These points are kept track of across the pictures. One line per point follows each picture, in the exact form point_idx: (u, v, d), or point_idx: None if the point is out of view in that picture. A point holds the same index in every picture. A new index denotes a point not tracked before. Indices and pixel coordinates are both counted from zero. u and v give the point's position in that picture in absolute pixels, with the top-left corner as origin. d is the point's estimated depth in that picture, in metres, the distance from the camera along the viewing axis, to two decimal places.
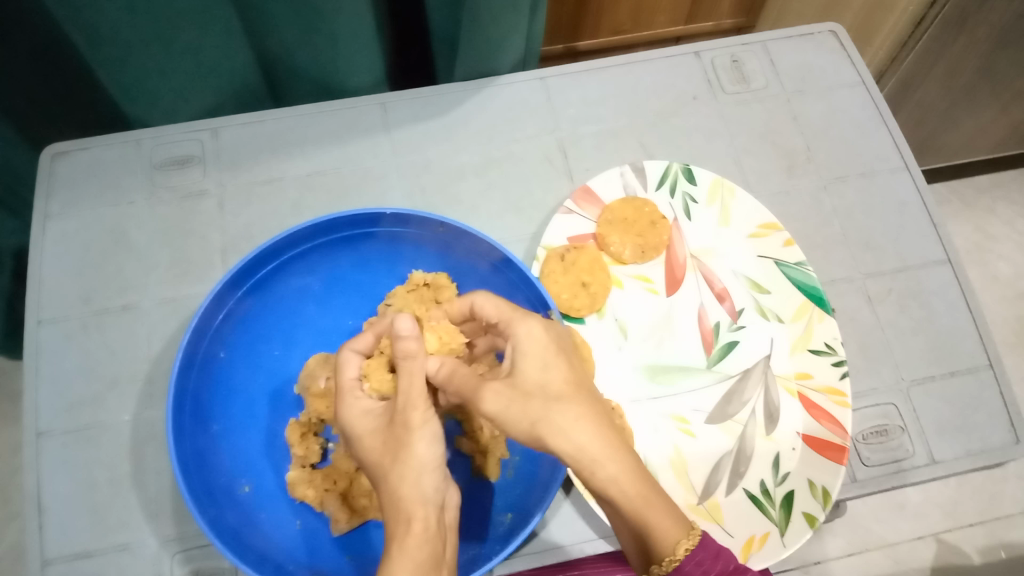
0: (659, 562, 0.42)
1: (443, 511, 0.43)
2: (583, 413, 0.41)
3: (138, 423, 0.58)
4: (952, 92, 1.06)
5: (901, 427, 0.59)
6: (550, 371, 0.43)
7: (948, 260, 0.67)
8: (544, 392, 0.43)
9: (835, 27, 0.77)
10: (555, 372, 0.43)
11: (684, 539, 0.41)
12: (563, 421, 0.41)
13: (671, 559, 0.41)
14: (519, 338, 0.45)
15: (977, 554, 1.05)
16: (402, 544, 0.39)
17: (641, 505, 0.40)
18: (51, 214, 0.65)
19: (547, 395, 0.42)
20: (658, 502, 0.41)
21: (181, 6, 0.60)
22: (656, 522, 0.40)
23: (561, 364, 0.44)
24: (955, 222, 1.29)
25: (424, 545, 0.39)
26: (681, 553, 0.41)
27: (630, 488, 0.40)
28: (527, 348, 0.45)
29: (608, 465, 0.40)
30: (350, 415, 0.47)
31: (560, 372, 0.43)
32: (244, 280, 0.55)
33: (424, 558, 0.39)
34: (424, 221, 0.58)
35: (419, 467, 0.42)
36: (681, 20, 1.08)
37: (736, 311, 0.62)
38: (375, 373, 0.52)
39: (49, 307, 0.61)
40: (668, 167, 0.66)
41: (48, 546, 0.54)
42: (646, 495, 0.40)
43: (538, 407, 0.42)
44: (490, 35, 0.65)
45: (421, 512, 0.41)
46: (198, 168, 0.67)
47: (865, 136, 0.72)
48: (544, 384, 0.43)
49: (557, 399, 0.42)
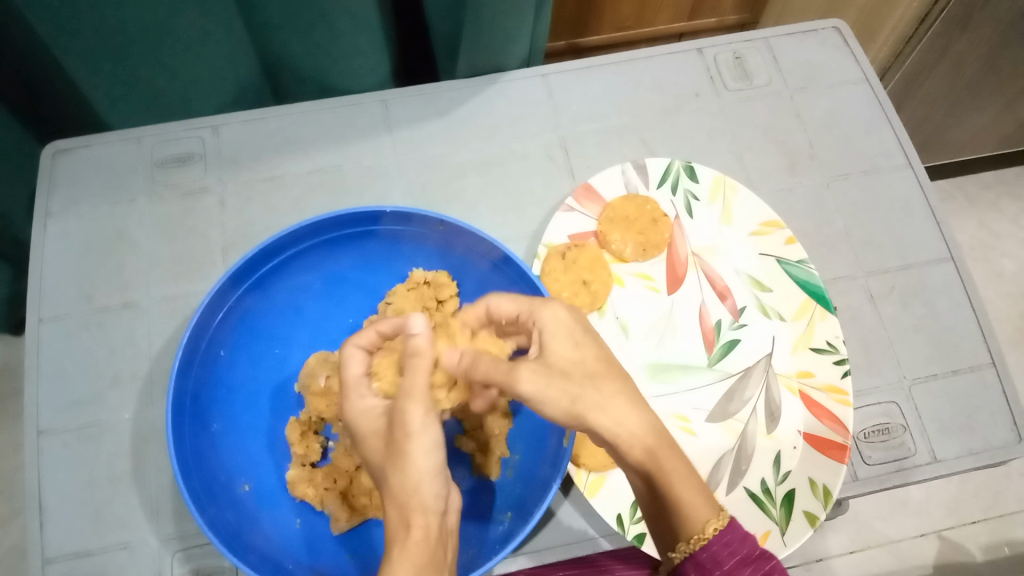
0: (687, 541, 0.42)
1: (444, 516, 0.43)
2: (618, 390, 0.44)
3: (139, 421, 0.58)
4: (956, 89, 1.05)
5: (903, 426, 0.59)
6: (581, 353, 0.45)
7: (951, 258, 0.66)
8: (579, 370, 0.44)
9: (838, 23, 0.76)
10: (585, 355, 0.45)
11: (713, 519, 0.42)
12: (602, 403, 0.43)
13: (699, 538, 0.42)
14: (542, 322, 0.47)
15: (980, 551, 1.05)
16: (403, 548, 0.40)
17: (670, 476, 0.42)
18: (52, 212, 0.65)
19: (589, 375, 0.44)
20: (691, 476, 0.43)
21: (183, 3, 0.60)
22: (686, 502, 0.42)
23: (589, 342, 0.46)
24: (959, 219, 1.28)
25: (425, 551, 0.40)
26: (710, 532, 0.42)
27: (664, 461, 0.42)
28: (556, 332, 0.46)
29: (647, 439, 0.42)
30: (358, 412, 0.47)
31: (594, 353, 0.45)
32: (244, 278, 0.56)
33: (424, 563, 0.39)
34: (425, 219, 0.58)
35: (421, 475, 0.42)
36: (684, 16, 1.08)
37: (738, 310, 0.62)
38: (385, 373, 0.49)
39: (50, 305, 0.61)
40: (670, 164, 0.66)
41: (49, 543, 0.54)
42: (675, 468, 0.42)
43: (578, 384, 0.44)
44: (491, 32, 0.64)
45: (422, 518, 0.41)
46: (199, 166, 0.67)
47: (868, 133, 0.71)
48: (579, 368, 0.44)
49: (593, 380, 0.44)
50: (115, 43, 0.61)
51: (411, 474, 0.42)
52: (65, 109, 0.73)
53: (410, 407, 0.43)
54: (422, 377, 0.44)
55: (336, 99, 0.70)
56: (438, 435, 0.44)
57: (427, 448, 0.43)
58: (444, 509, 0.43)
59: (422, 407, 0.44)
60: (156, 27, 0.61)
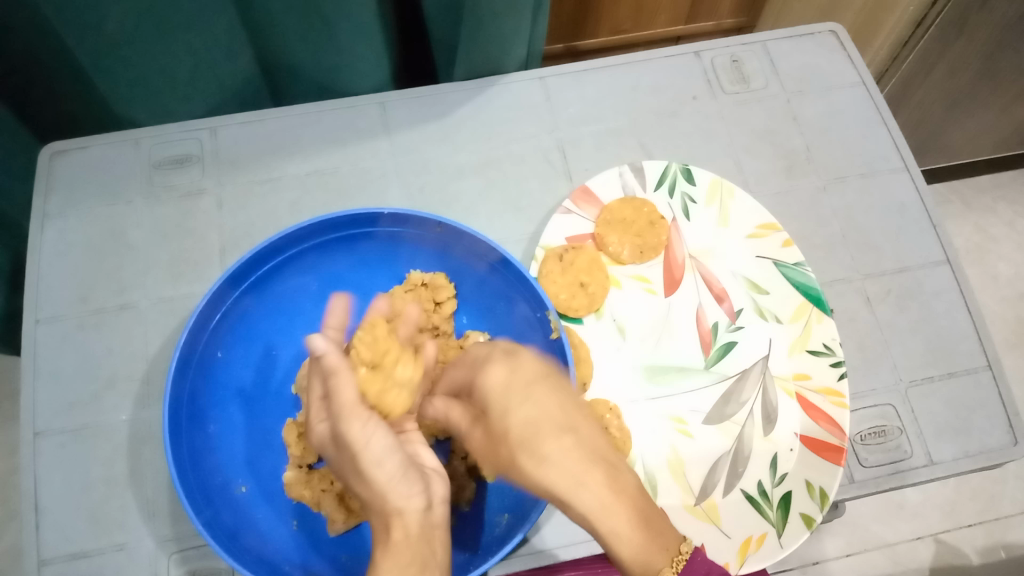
0: None
1: (430, 509, 0.42)
2: (567, 434, 0.44)
3: (136, 423, 0.58)
4: (952, 92, 1.06)
5: (899, 428, 0.59)
6: (526, 402, 0.45)
7: (947, 261, 0.67)
8: (520, 433, 0.44)
9: (835, 27, 0.76)
10: (531, 406, 0.44)
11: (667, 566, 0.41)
12: (550, 446, 0.43)
13: None
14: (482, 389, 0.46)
15: (976, 554, 1.05)
16: (387, 544, 0.40)
17: (610, 529, 0.42)
18: (49, 214, 0.65)
19: (534, 420, 0.44)
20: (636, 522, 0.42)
21: (184, 5, 0.60)
22: (626, 551, 0.41)
23: (533, 400, 0.45)
24: (956, 222, 1.29)
25: (408, 547, 0.40)
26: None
27: (604, 520, 0.42)
28: (500, 383, 0.45)
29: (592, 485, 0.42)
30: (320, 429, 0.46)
31: (541, 404, 0.45)
32: (242, 279, 0.56)
33: (409, 561, 0.39)
34: (423, 220, 0.58)
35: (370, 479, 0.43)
36: (681, 19, 1.08)
37: (735, 312, 0.62)
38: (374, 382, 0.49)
39: (47, 306, 0.61)
40: (667, 167, 0.66)
41: (45, 545, 0.54)
42: (617, 519, 0.42)
43: (518, 447, 0.44)
44: (489, 34, 0.65)
45: (400, 519, 0.41)
46: (197, 167, 0.67)
47: (865, 137, 0.72)
48: (518, 414, 0.44)
49: (534, 438, 0.44)
50: (114, 44, 0.61)
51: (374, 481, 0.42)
52: (63, 110, 0.73)
53: (346, 424, 0.43)
54: (348, 391, 0.45)
55: (334, 100, 0.71)
56: (387, 439, 0.44)
57: (384, 452, 0.43)
58: (428, 501, 0.43)
59: (362, 420, 0.44)
60: (155, 28, 0.61)
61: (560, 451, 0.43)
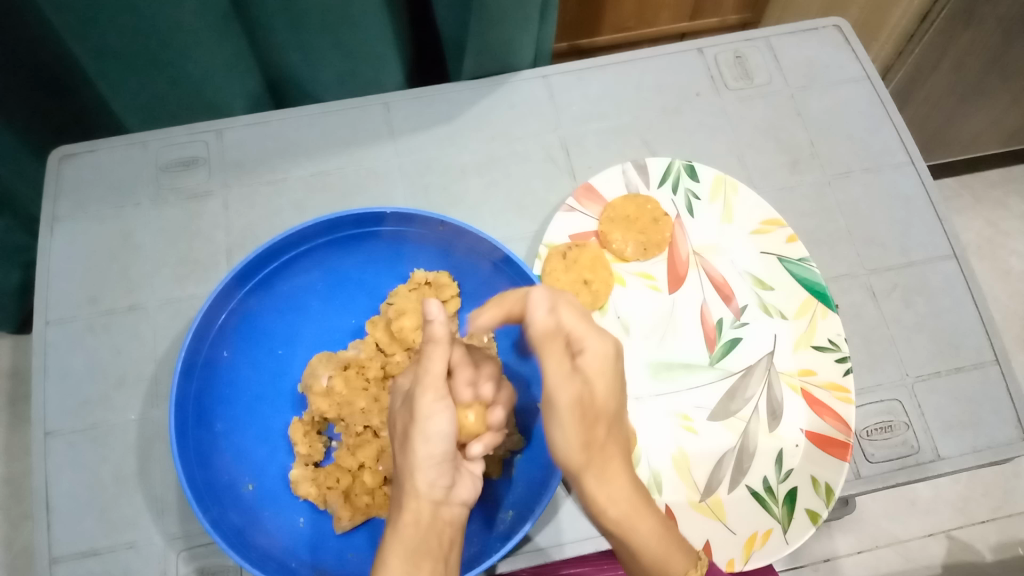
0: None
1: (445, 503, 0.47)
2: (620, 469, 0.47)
3: (144, 422, 0.58)
4: (960, 86, 1.05)
5: (906, 423, 0.59)
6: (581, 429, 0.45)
7: (954, 255, 0.66)
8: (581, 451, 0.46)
9: (839, 21, 0.76)
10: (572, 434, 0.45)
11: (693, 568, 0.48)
12: (598, 489, 0.46)
13: None
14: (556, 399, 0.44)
15: (989, 551, 1.04)
16: (397, 529, 0.45)
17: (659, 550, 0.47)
18: (59, 216, 0.65)
19: (606, 452, 0.46)
20: (662, 543, 0.47)
21: (189, 25, 0.62)
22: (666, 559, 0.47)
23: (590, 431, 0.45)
24: (966, 216, 1.28)
25: (418, 535, 0.45)
26: None
27: (644, 535, 0.46)
28: (564, 416, 0.44)
29: (629, 510, 0.46)
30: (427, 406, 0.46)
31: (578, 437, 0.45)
32: (249, 277, 0.56)
33: (415, 545, 0.44)
34: (426, 220, 0.58)
35: (422, 464, 0.46)
36: (685, 16, 1.08)
37: (739, 309, 0.62)
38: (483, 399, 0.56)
39: (57, 308, 0.62)
40: (670, 163, 0.66)
41: (56, 544, 0.55)
42: (660, 538, 0.47)
43: (596, 446, 0.46)
44: (493, 35, 0.65)
45: (414, 503, 0.46)
46: (203, 169, 0.67)
47: (870, 131, 0.71)
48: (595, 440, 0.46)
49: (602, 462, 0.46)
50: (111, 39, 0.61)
51: (420, 439, 0.46)
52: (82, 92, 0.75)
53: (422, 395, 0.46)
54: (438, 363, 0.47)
55: (339, 101, 0.71)
56: (448, 424, 0.46)
57: (444, 435, 0.46)
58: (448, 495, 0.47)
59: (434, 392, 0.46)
60: (152, 19, 0.60)
61: (602, 488, 0.46)
